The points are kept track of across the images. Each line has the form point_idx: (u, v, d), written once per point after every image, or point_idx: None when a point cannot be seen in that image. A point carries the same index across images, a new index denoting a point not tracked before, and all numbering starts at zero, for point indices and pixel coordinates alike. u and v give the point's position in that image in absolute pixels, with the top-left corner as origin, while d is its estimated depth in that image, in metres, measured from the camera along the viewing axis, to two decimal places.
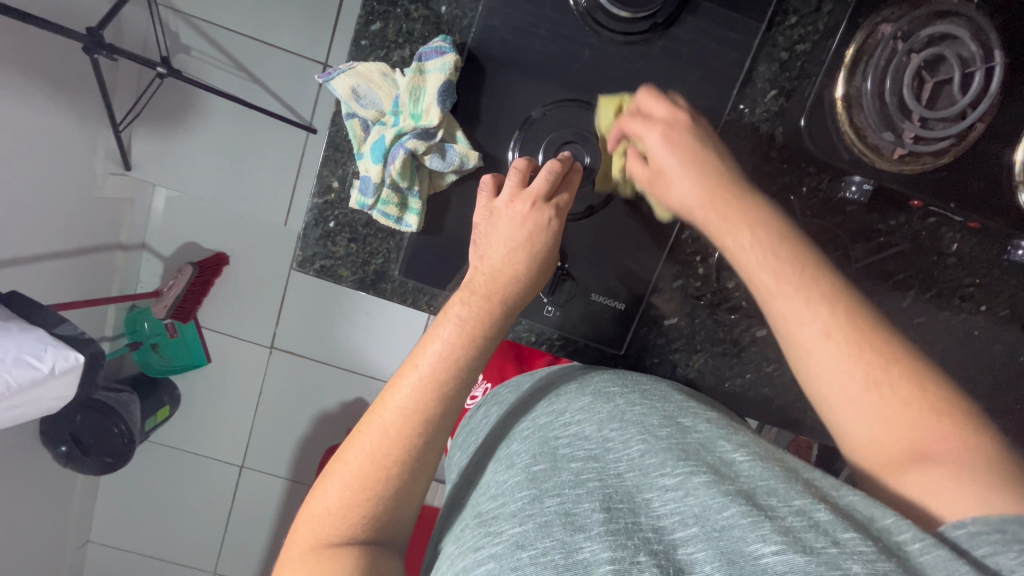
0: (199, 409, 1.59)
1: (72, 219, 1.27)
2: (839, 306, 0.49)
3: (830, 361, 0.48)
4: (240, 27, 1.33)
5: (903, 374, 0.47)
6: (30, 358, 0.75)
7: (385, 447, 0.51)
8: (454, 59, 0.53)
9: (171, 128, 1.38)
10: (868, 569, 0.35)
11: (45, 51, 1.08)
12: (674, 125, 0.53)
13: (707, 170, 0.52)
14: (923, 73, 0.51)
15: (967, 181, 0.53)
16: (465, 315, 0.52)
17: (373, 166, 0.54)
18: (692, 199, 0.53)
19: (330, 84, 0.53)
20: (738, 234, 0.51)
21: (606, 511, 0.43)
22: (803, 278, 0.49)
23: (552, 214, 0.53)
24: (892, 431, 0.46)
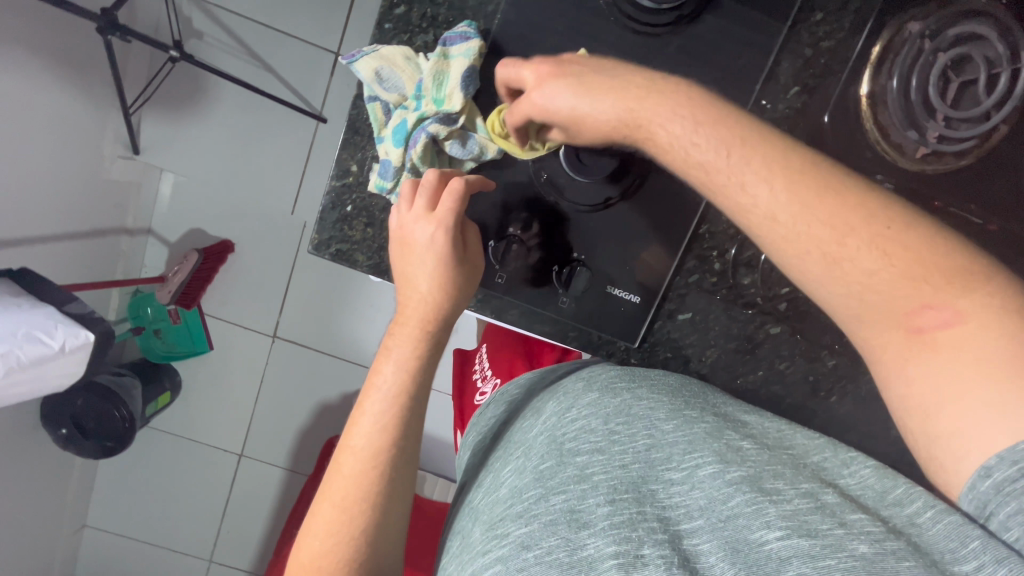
0: (200, 396, 1.59)
1: (79, 200, 1.27)
2: (777, 169, 0.43)
3: (792, 250, 0.43)
4: (253, 14, 1.32)
5: (894, 257, 0.40)
6: (41, 335, 0.75)
7: (348, 492, 0.51)
8: (478, 45, 0.53)
9: (180, 112, 1.38)
10: (874, 549, 0.35)
11: (58, 29, 1.08)
12: (543, 79, 0.49)
13: (597, 88, 0.47)
14: (949, 72, 0.51)
15: (987, 184, 0.53)
16: (398, 349, 0.53)
17: (394, 150, 0.54)
18: (607, 113, 0.47)
19: (354, 66, 0.54)
20: (669, 139, 0.45)
21: (611, 504, 0.43)
22: (777, 199, 0.42)
23: (435, 228, 0.51)
24: (877, 313, 0.41)
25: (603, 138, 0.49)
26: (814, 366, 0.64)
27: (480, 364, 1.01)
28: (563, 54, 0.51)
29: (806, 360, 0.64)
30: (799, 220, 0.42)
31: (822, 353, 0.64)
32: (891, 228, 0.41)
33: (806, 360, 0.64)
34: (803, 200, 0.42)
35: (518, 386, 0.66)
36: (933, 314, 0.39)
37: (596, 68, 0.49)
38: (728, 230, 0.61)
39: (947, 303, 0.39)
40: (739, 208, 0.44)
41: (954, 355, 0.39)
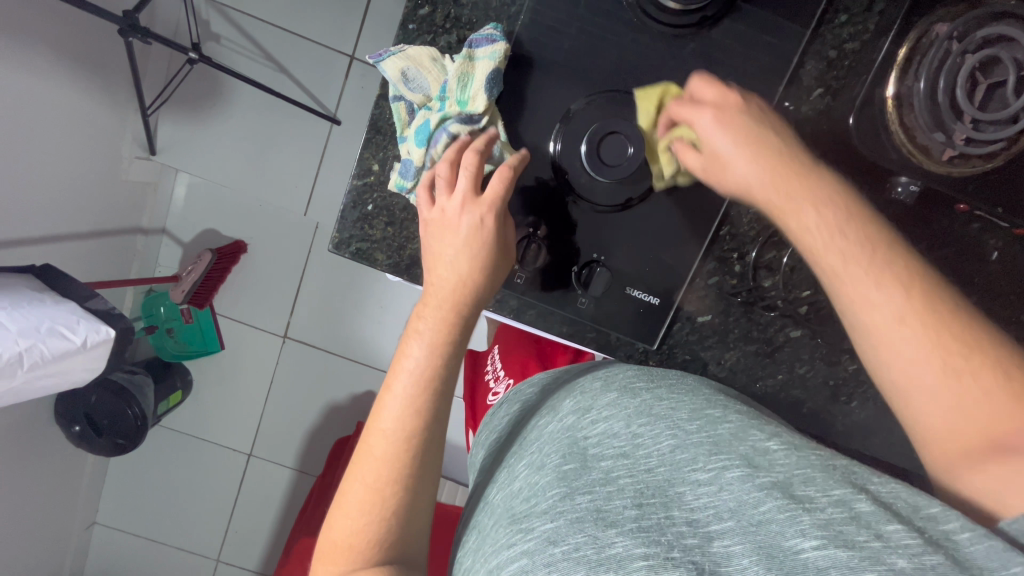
0: (211, 395, 1.59)
1: (97, 199, 1.28)
2: (910, 280, 0.45)
3: (907, 351, 0.44)
4: (270, 17, 1.34)
5: (1008, 382, 0.42)
6: (63, 330, 0.76)
7: (377, 475, 0.51)
8: (504, 48, 0.53)
9: (197, 114, 1.39)
10: (913, 564, 0.34)
11: (80, 31, 1.10)
12: (723, 105, 0.49)
13: (765, 145, 0.48)
14: (976, 75, 0.50)
15: (1015, 188, 0.52)
16: (427, 330, 0.52)
17: (415, 149, 0.54)
18: (753, 178, 0.48)
19: (381, 65, 0.54)
20: (812, 222, 0.46)
21: (638, 507, 0.42)
22: (908, 301, 0.44)
23: (485, 212, 0.51)
24: (969, 425, 0.43)
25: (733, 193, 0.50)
26: (834, 370, 0.63)
27: (492, 365, 1.01)
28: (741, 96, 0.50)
29: (826, 363, 0.63)
30: (924, 330, 0.44)
31: (843, 357, 0.63)
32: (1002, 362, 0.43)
33: (826, 364, 0.63)
34: (930, 308, 0.44)
35: (537, 382, 0.66)
36: (1016, 439, 0.41)
37: (770, 125, 0.49)
38: (748, 233, 0.61)
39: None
40: (863, 303, 0.45)
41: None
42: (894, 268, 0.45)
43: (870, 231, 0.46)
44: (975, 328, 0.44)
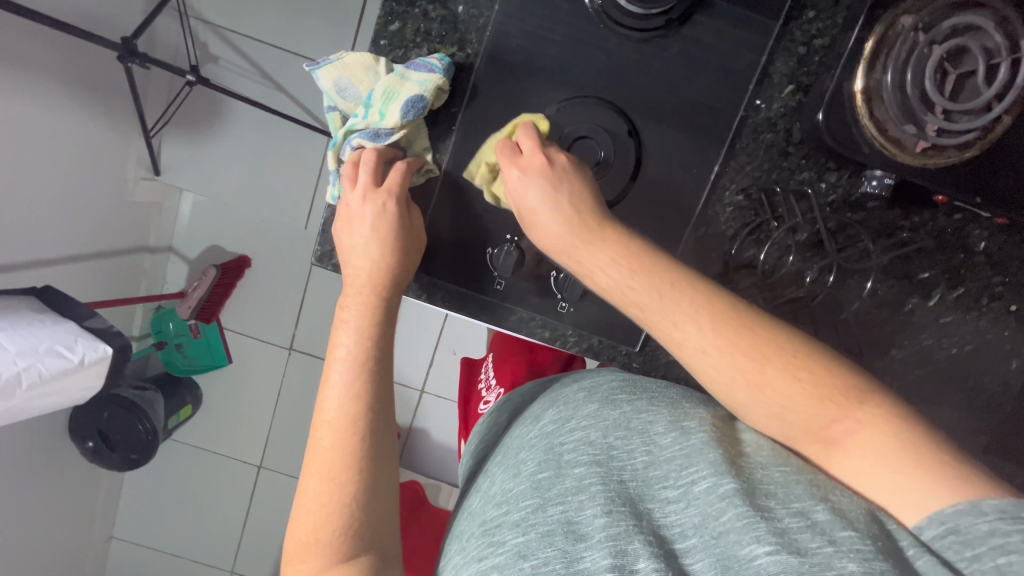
0: (219, 409, 1.62)
1: (103, 222, 1.32)
2: (708, 318, 0.45)
3: (714, 378, 0.45)
4: (265, 37, 1.37)
5: (814, 385, 0.43)
6: (61, 350, 0.79)
7: (330, 464, 0.52)
8: (437, 79, 0.53)
9: (198, 134, 1.43)
10: (862, 568, 0.34)
11: (81, 60, 1.14)
12: (527, 165, 0.51)
13: (564, 204, 0.49)
14: (945, 65, 0.50)
15: (995, 176, 0.52)
16: (350, 317, 0.54)
17: (328, 153, 0.57)
18: (557, 240, 0.49)
19: (316, 72, 0.56)
20: (607, 279, 0.47)
21: (607, 515, 0.42)
22: (706, 337, 0.45)
23: (385, 198, 0.54)
24: (797, 427, 0.44)
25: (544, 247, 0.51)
26: None
27: (486, 372, 1.01)
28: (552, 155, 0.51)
29: None
30: (728, 355, 0.44)
31: None
32: (799, 356, 0.44)
33: None
34: (729, 337, 0.45)
35: (521, 394, 0.66)
36: (846, 429, 0.42)
37: (572, 181, 0.50)
38: (727, 230, 0.60)
39: (849, 415, 0.42)
40: (671, 341, 0.46)
41: (871, 454, 0.41)
42: (690, 309, 0.45)
43: (664, 277, 0.46)
44: (781, 339, 0.45)
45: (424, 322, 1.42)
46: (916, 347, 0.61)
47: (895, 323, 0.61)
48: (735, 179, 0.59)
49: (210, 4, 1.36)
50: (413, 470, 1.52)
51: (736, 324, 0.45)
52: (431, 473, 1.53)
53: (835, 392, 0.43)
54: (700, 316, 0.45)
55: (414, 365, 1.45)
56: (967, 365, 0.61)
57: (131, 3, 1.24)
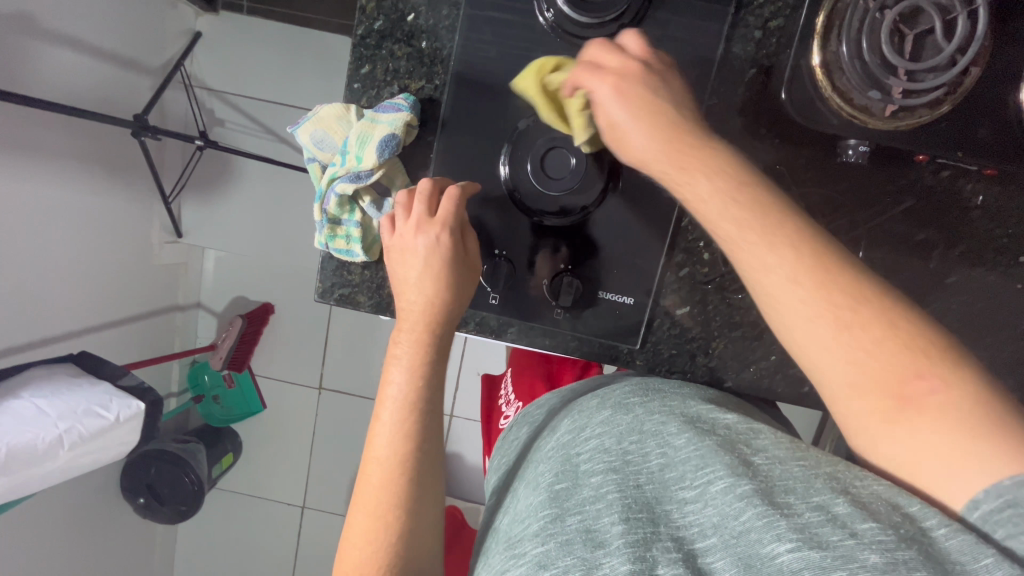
0: (258, 453, 1.67)
1: (134, 285, 1.40)
2: (803, 250, 0.44)
3: (802, 317, 0.43)
4: (264, 95, 1.46)
5: (900, 332, 0.41)
6: (98, 409, 0.84)
7: (379, 505, 0.55)
8: (406, 116, 0.57)
9: (213, 194, 1.51)
10: (885, 559, 0.33)
11: (102, 141, 1.24)
12: (624, 78, 0.49)
13: (660, 116, 0.48)
14: (900, 28, 0.49)
15: (972, 129, 0.52)
16: (403, 353, 0.56)
17: (315, 205, 0.59)
18: (648, 151, 0.48)
19: (296, 133, 0.60)
20: (707, 192, 0.45)
21: (624, 522, 0.42)
22: (804, 267, 0.43)
23: (440, 229, 0.54)
24: (871, 378, 0.41)
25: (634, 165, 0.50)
26: None
27: (505, 388, 1.02)
28: (650, 62, 0.51)
29: None
30: (815, 291, 0.43)
31: None
32: (888, 306, 0.42)
33: None
34: (822, 278, 0.43)
35: (549, 403, 0.65)
36: (922, 386, 0.40)
37: (669, 95, 0.49)
38: None
39: (934, 375, 0.40)
40: (756, 269, 0.45)
41: (942, 417, 0.39)
42: (785, 240, 0.44)
43: (762, 198, 0.45)
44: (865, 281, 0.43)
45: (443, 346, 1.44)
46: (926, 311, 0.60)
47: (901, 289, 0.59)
48: None
49: (213, 72, 1.46)
50: (451, 495, 1.53)
51: (818, 255, 0.43)
52: (468, 496, 1.53)
53: (917, 348, 0.41)
54: (796, 244, 0.43)
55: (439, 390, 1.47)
56: (982, 323, 0.59)
57: (141, 82, 1.34)
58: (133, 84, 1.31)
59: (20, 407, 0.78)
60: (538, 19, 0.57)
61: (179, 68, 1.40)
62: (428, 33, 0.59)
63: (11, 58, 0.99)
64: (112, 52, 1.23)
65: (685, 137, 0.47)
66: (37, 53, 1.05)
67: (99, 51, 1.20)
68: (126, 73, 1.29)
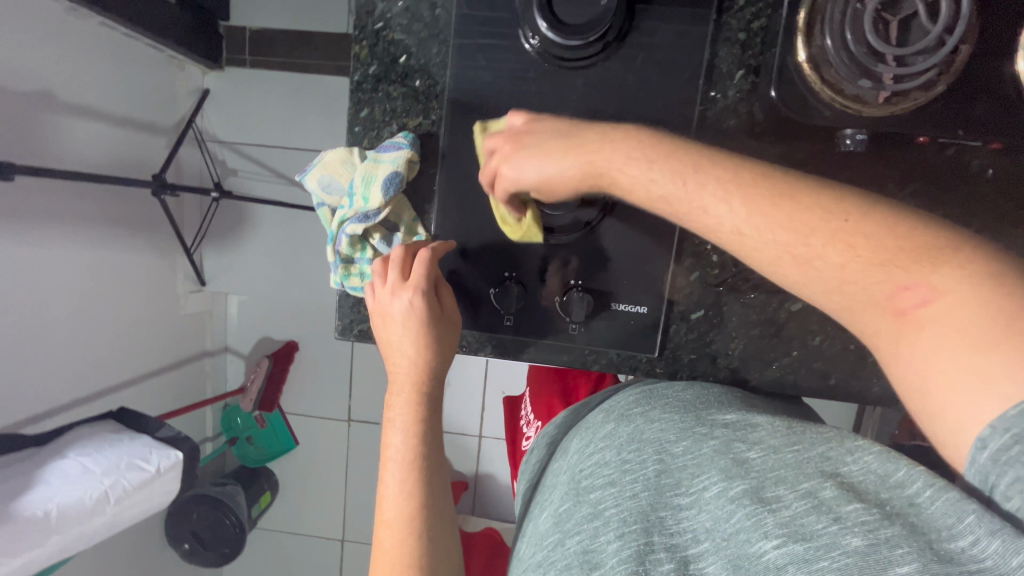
0: (295, 490, 1.69)
1: (161, 336, 1.46)
2: (742, 189, 0.42)
3: (767, 257, 0.42)
4: (273, 142, 1.51)
5: (858, 245, 0.39)
6: (139, 462, 0.87)
7: (392, 562, 0.56)
8: (407, 153, 0.59)
9: (230, 240, 1.56)
10: (867, 541, 0.34)
11: (123, 203, 1.30)
12: (510, 152, 0.53)
13: (559, 152, 0.49)
14: (884, 15, 0.49)
15: (969, 105, 0.51)
16: (397, 416, 0.58)
17: (328, 247, 0.62)
18: (572, 177, 0.49)
19: (303, 180, 0.62)
20: (630, 181, 0.46)
21: (619, 538, 0.43)
22: (746, 209, 0.42)
23: (412, 294, 0.56)
24: (857, 300, 0.40)
25: (574, 193, 0.51)
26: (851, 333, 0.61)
27: (525, 407, 1.01)
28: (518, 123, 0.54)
29: (840, 328, 0.61)
30: (763, 231, 0.41)
31: None
32: (852, 219, 0.40)
33: (840, 328, 0.61)
34: (770, 206, 0.41)
35: (557, 424, 0.68)
36: (913, 295, 0.37)
37: (554, 132, 0.51)
38: None
39: (921, 280, 0.37)
40: (707, 229, 0.44)
41: (939, 328, 0.36)
42: (717, 189, 0.43)
43: (682, 165, 0.44)
44: (816, 195, 0.41)
45: (466, 368, 1.44)
46: None
47: None
48: None
49: (223, 125, 1.52)
50: (488, 517, 1.52)
51: (754, 189, 0.42)
52: (505, 517, 1.52)
53: (897, 256, 0.38)
54: (734, 191, 0.42)
55: (466, 412, 1.48)
56: None
57: (156, 142, 1.41)
58: (148, 145, 1.38)
59: (66, 465, 0.82)
60: (525, 46, 0.59)
61: (191, 125, 1.47)
62: (421, 71, 0.61)
63: (27, 133, 1.07)
64: (128, 117, 1.31)
65: (589, 150, 0.48)
66: (54, 127, 1.13)
67: (116, 118, 1.28)
68: (141, 135, 1.36)
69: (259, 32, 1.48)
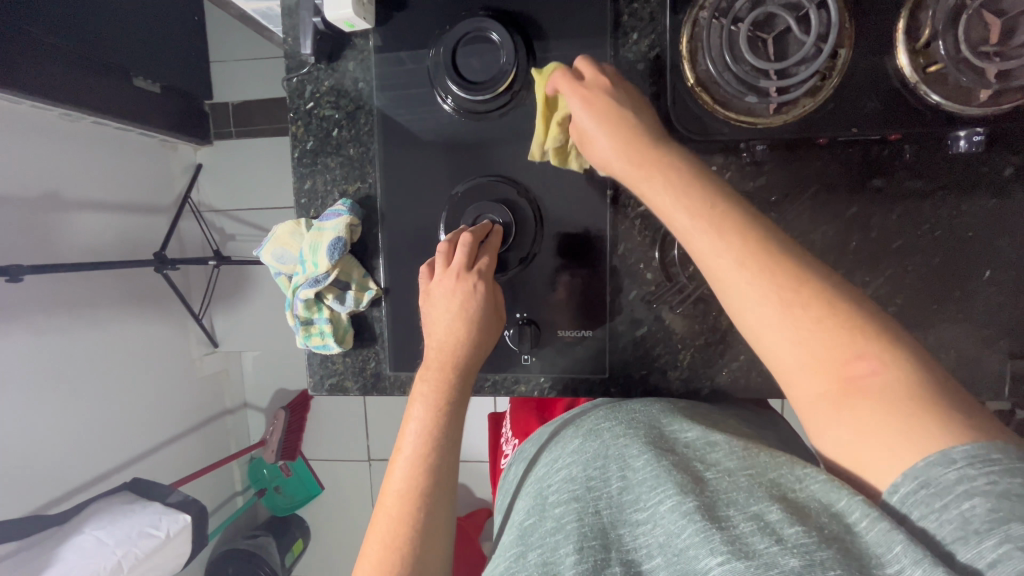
0: (326, 535, 1.73)
1: (180, 401, 1.53)
2: (750, 237, 0.43)
3: (751, 304, 0.43)
4: (266, 204, 1.60)
5: (837, 312, 0.41)
6: (150, 529, 0.94)
7: (393, 531, 0.53)
8: (346, 218, 0.64)
9: (234, 302, 1.61)
10: (802, 563, 0.35)
11: (131, 281, 1.39)
12: (593, 88, 0.53)
13: (625, 122, 0.50)
14: (759, 34, 0.52)
15: (859, 103, 0.54)
16: (427, 391, 0.59)
17: (287, 312, 0.66)
18: (611, 154, 0.50)
19: (259, 254, 0.67)
20: (660, 187, 0.47)
21: (578, 552, 0.44)
22: (750, 247, 0.43)
23: (477, 281, 0.59)
24: (817, 357, 0.41)
25: (603, 168, 0.52)
26: None
27: (507, 425, 1.03)
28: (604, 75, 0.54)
29: None
30: (760, 274, 0.42)
31: None
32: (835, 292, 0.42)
33: None
34: (767, 263, 0.43)
35: (528, 445, 0.69)
36: (865, 368, 0.39)
37: (631, 105, 0.52)
38: (645, 239, 0.64)
39: (876, 356, 0.39)
40: (701, 256, 0.44)
41: (885, 399, 0.38)
42: (733, 226, 0.44)
43: (709, 193, 0.45)
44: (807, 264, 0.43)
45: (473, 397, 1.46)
46: (881, 279, 0.59)
47: (847, 263, 0.60)
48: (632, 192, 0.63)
49: (218, 195, 1.61)
50: None
51: (758, 230, 0.43)
52: None
53: (866, 332, 0.40)
54: (745, 233, 0.43)
55: (478, 438, 1.50)
56: (942, 278, 0.59)
57: (158, 220, 1.51)
58: (150, 225, 1.48)
59: (82, 541, 0.89)
60: (443, 106, 0.64)
61: (187, 200, 1.56)
62: (354, 140, 0.67)
63: (35, 235, 1.17)
64: (129, 202, 1.41)
65: (647, 140, 0.49)
66: (58, 224, 1.23)
67: (118, 205, 1.38)
68: (142, 216, 1.45)
69: (240, 104, 1.56)
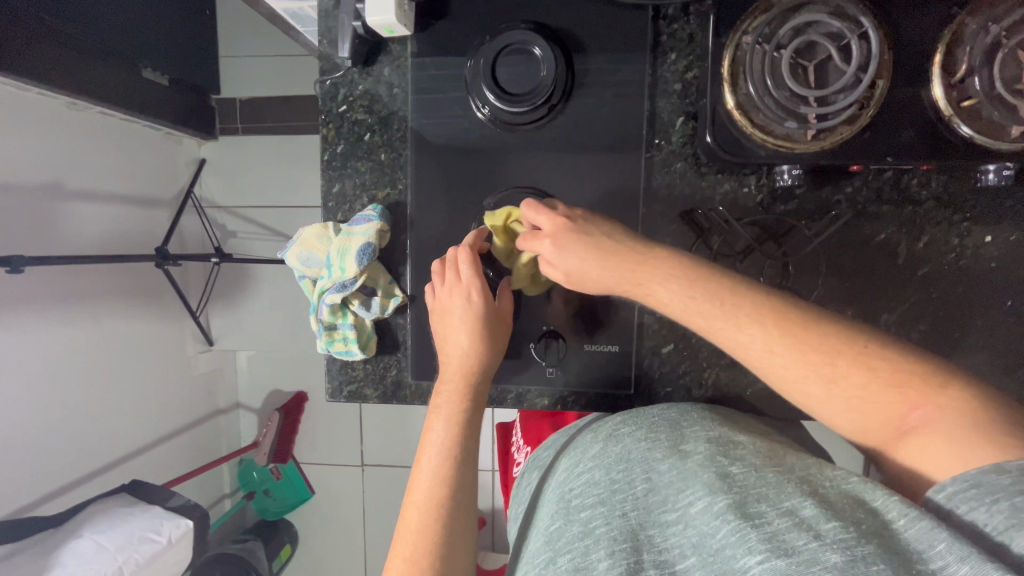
0: (315, 540, 1.70)
1: (173, 399, 1.50)
2: (768, 319, 0.47)
3: (794, 385, 0.46)
4: (270, 202, 1.58)
5: (876, 369, 0.44)
6: (151, 534, 0.92)
7: (416, 542, 0.52)
8: (376, 224, 0.63)
9: (232, 300, 1.59)
10: (845, 558, 0.34)
11: (131, 277, 1.36)
12: (558, 232, 0.53)
13: (603, 250, 0.52)
14: (800, 61, 0.53)
15: (893, 133, 0.55)
16: (440, 402, 0.58)
17: (311, 316, 0.65)
18: (609, 280, 0.52)
19: (284, 255, 0.66)
20: (666, 296, 0.49)
21: (610, 556, 0.43)
22: (779, 330, 0.46)
23: (466, 292, 0.59)
24: (870, 415, 0.45)
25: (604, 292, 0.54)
26: None
27: (516, 434, 1.02)
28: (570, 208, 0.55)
29: None
30: (793, 352, 0.46)
31: None
32: (868, 348, 0.45)
33: None
34: (795, 339, 0.46)
35: (542, 454, 0.68)
36: (916, 416, 0.43)
37: (603, 232, 0.53)
38: None
39: (925, 401, 0.43)
40: (736, 346, 0.48)
41: (939, 437, 0.41)
42: (753, 312, 0.47)
43: (719, 287, 0.48)
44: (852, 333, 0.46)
45: None
46: (906, 305, 0.60)
47: (873, 288, 0.61)
48: (664, 210, 0.63)
49: (220, 191, 1.59)
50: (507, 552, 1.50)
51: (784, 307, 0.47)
52: None
53: (907, 381, 0.44)
54: (775, 315, 0.47)
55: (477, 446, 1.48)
56: (966, 307, 0.60)
57: (159, 215, 1.48)
58: (151, 218, 1.45)
59: (80, 546, 0.87)
60: (477, 115, 0.64)
61: (189, 195, 1.53)
62: (386, 146, 0.66)
63: (37, 225, 1.15)
64: (131, 195, 1.39)
65: (636, 257, 0.51)
66: (60, 214, 1.20)
67: (120, 197, 1.35)
68: (144, 210, 1.43)
69: (248, 101, 1.55)
